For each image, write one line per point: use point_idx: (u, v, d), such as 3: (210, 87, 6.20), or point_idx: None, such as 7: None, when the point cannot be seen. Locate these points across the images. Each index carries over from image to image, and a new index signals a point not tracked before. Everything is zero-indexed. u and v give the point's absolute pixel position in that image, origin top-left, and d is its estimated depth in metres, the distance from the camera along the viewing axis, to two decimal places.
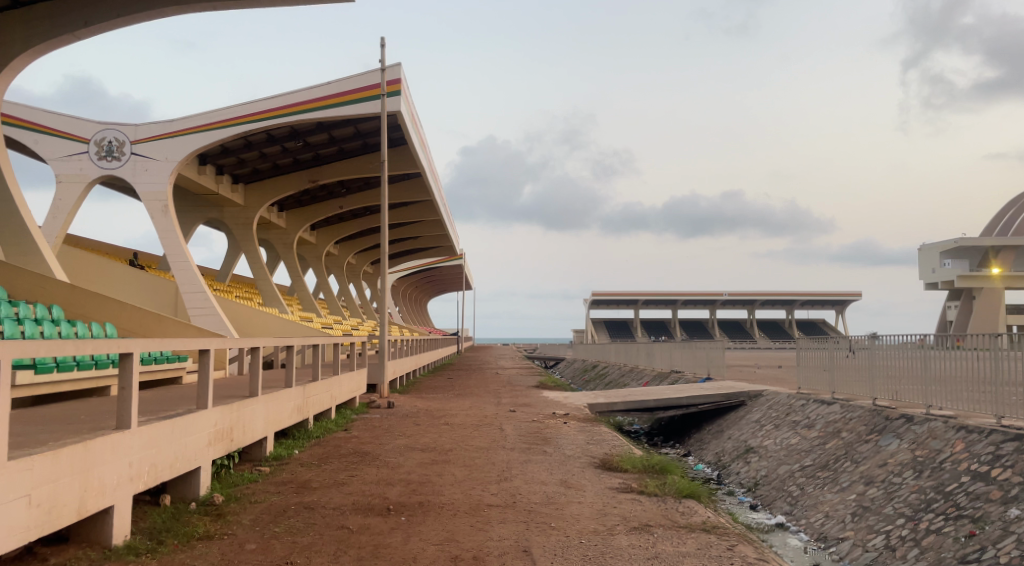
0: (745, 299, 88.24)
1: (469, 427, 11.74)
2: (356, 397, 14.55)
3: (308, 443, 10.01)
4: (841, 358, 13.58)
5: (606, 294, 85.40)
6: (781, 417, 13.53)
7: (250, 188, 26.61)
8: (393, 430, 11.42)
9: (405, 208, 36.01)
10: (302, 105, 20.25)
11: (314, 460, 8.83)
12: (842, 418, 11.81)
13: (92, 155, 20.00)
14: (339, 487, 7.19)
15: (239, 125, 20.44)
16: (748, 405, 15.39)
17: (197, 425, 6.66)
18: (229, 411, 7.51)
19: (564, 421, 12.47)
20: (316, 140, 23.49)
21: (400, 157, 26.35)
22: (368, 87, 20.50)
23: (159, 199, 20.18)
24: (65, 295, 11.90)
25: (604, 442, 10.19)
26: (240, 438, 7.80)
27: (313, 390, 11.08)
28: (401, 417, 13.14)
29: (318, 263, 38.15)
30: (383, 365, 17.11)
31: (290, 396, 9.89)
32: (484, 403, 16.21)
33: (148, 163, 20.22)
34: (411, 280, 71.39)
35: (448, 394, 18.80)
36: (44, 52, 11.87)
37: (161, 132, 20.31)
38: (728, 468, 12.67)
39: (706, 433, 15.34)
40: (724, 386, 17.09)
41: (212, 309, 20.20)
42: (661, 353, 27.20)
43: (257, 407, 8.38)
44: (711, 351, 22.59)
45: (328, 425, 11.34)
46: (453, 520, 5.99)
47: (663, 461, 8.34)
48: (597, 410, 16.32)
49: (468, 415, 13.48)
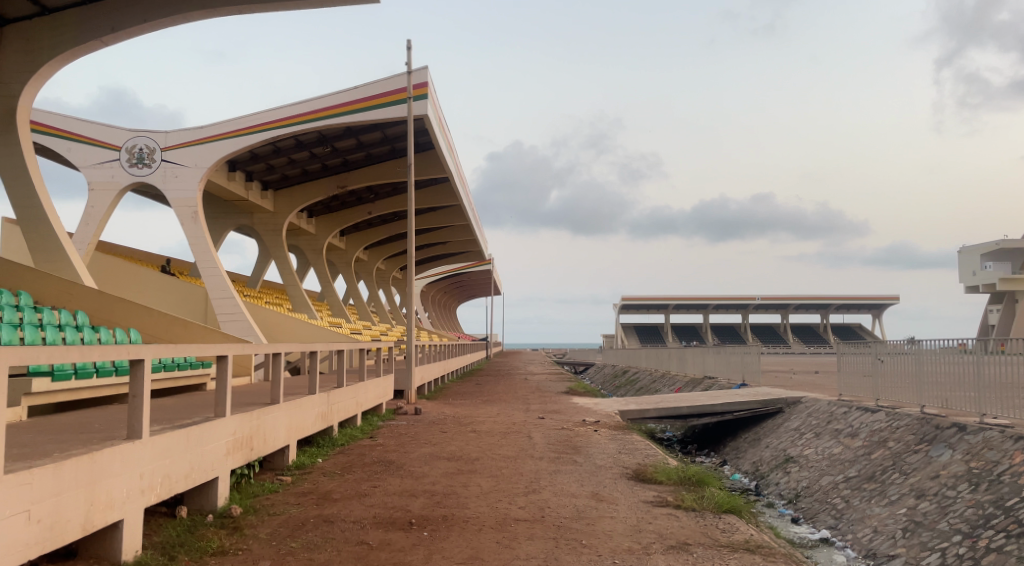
0: (779, 303, 86.54)
1: (497, 435, 11.42)
2: (382, 403, 14.34)
3: (332, 451, 9.80)
4: (886, 364, 12.94)
5: (636, 299, 84.42)
6: (823, 426, 12.93)
7: (279, 194, 26.76)
8: (419, 438, 11.15)
9: (432, 213, 35.92)
10: (328, 110, 20.23)
11: (338, 469, 8.60)
12: (888, 427, 11.19)
13: (123, 163, 20.32)
14: (361, 498, 6.92)
15: (266, 131, 20.50)
16: (787, 412, 14.80)
17: (214, 434, 6.47)
18: (249, 419, 7.31)
19: (595, 429, 12.07)
20: (343, 145, 23.49)
21: (428, 162, 26.23)
22: (393, 91, 20.39)
23: (188, 206, 20.33)
24: (92, 301, 11.92)
25: (636, 451, 9.77)
26: (261, 446, 7.60)
27: (338, 397, 10.88)
28: (428, 425, 12.87)
29: (347, 269, 38.27)
30: (410, 371, 16.90)
31: (314, 403, 9.70)
32: (513, 409, 15.87)
33: (178, 170, 20.39)
34: (440, 285, 71.47)
35: (476, 400, 18.51)
36: (73, 59, 11.93)
37: (190, 139, 20.47)
38: (767, 479, 12.14)
39: (742, 442, 14.80)
40: (761, 392, 16.48)
41: (241, 315, 20.24)
42: (693, 358, 26.57)
43: (279, 415, 8.18)
44: (746, 356, 21.91)
45: (353, 433, 11.12)
46: (478, 535, 5.67)
47: (700, 473, 7.91)
48: (628, 418, 15.85)
49: (496, 423, 13.14)
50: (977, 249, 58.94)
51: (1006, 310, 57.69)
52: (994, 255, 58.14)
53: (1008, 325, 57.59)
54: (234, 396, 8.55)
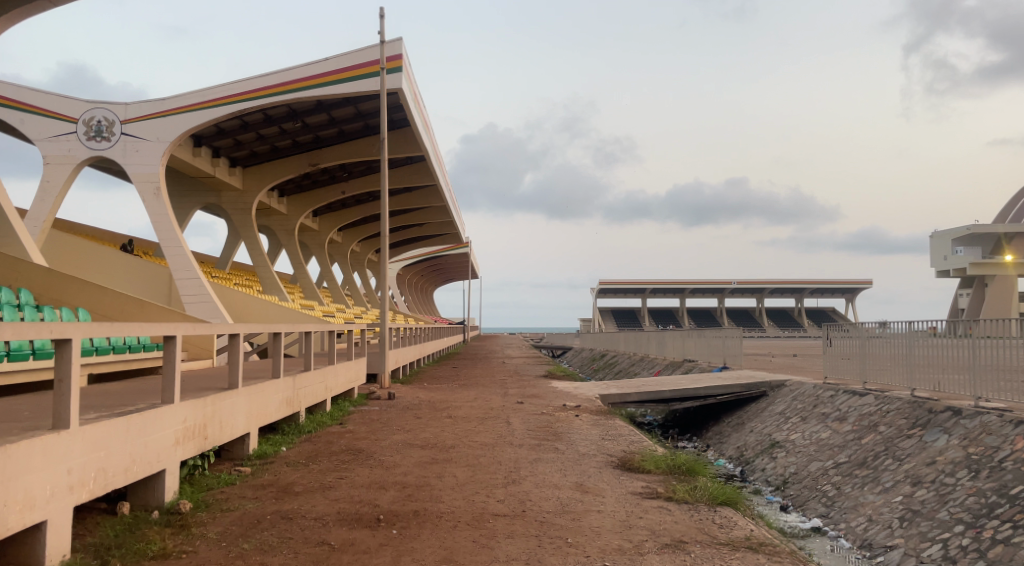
0: (754, 287, 87.10)
1: (474, 421, 10.88)
2: (354, 387, 13.75)
3: (298, 439, 9.18)
4: (875, 346, 12.60)
5: (614, 283, 84.30)
6: (809, 409, 12.62)
7: (248, 172, 25.76)
8: (391, 424, 10.57)
9: (408, 194, 35.07)
10: (299, 82, 19.36)
11: (302, 459, 7.99)
12: (878, 411, 10.86)
13: (80, 135, 19.16)
14: (324, 492, 6.33)
15: (233, 104, 19.56)
16: (771, 396, 14.48)
17: (161, 422, 5.82)
18: (203, 405, 6.66)
19: (576, 414, 11.59)
20: (315, 120, 22.59)
21: (404, 139, 25.43)
22: (367, 63, 19.54)
23: (150, 181, 19.37)
24: (40, 279, 11.16)
25: (621, 438, 9.29)
26: (217, 435, 6.97)
27: (305, 381, 10.25)
28: (402, 410, 12.30)
29: (321, 251, 37.31)
30: (384, 354, 16.28)
31: (279, 388, 9.07)
32: (491, 394, 15.35)
33: (139, 144, 19.38)
34: (417, 269, 70.60)
35: (452, 384, 17.92)
36: (18, 18, 11.03)
37: (151, 111, 19.45)
38: (752, 464, 11.79)
39: (725, 426, 14.49)
40: (744, 376, 16.14)
41: (207, 297, 19.39)
42: (673, 342, 26.25)
43: (238, 400, 7.54)
44: (727, 340, 21.57)
45: (321, 419, 10.51)
46: (453, 533, 5.13)
47: (691, 462, 7.44)
48: (609, 402, 15.37)
49: (473, 408, 12.58)
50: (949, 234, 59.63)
51: (977, 294, 58.99)
52: (964, 240, 58.96)
53: (977, 308, 58.61)
54: (189, 381, 7.88)
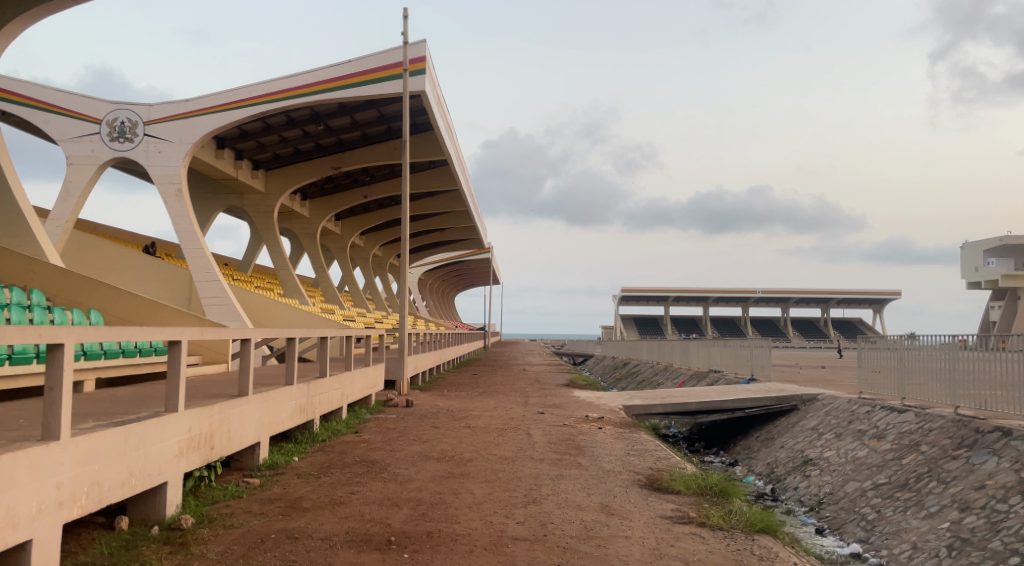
0: (780, 296, 85.67)
1: (493, 432, 10.49)
2: (371, 394, 13.45)
3: (311, 448, 8.88)
4: (914, 360, 11.95)
5: (636, 290, 83.45)
6: (843, 426, 12.03)
7: (271, 175, 25.74)
8: (408, 434, 10.21)
9: (431, 198, 34.89)
10: (321, 84, 19.25)
11: (314, 470, 7.67)
12: (919, 429, 10.27)
13: (104, 136, 19.20)
14: (334, 508, 6.00)
15: (255, 106, 19.48)
16: (802, 410, 13.91)
17: (163, 432, 5.53)
18: (210, 414, 6.36)
19: (599, 426, 11.15)
20: (337, 123, 22.46)
21: (426, 143, 25.22)
22: (390, 65, 19.33)
23: (172, 183, 19.35)
24: (56, 280, 11.07)
25: (647, 454, 8.84)
26: (224, 445, 6.67)
27: (319, 388, 9.94)
28: (419, 419, 11.96)
29: (342, 255, 37.26)
30: (402, 361, 15.97)
31: (292, 395, 8.78)
32: (511, 403, 14.96)
33: (161, 145, 19.36)
34: (438, 274, 70.55)
35: (472, 392, 17.56)
36: (39, 16, 10.94)
37: (174, 112, 19.45)
38: (783, 482, 11.25)
39: (754, 440, 13.94)
40: (774, 389, 15.56)
41: (227, 299, 19.29)
42: (697, 351, 25.62)
43: (247, 408, 7.24)
44: (755, 350, 20.94)
45: (336, 427, 10.20)
46: (468, 559, 4.75)
47: (724, 482, 6.99)
48: (633, 414, 14.89)
49: (492, 418, 12.21)
50: (981, 245, 57.97)
51: (1009, 306, 57.01)
52: (997, 251, 57.32)
53: (1009, 322, 56.64)
54: (199, 387, 7.62)
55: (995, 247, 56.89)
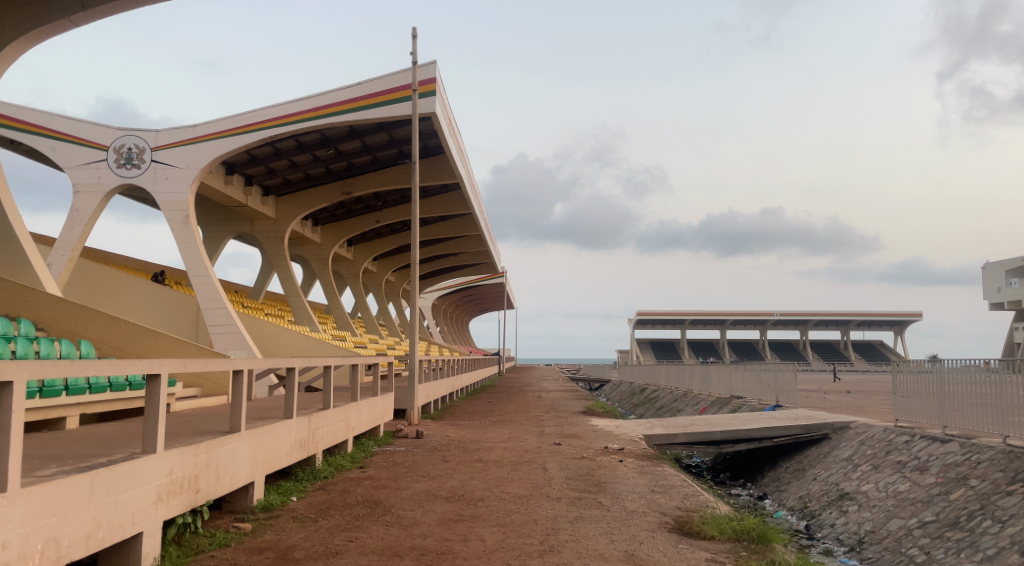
0: (798, 319, 84.33)
1: (507, 466, 9.86)
2: (380, 425, 12.87)
3: (312, 486, 8.33)
4: (956, 385, 11.14)
5: (651, 313, 82.47)
6: (881, 457, 11.23)
7: (281, 201, 25.53)
8: (416, 469, 9.60)
9: (443, 223, 34.56)
10: (330, 107, 19.08)
11: (312, 512, 7.09)
12: (966, 461, 9.45)
13: (111, 163, 19.08)
14: (329, 559, 5.41)
15: (264, 130, 19.31)
16: (834, 439, 13.13)
17: (137, 476, 5.03)
18: (194, 454, 5.89)
19: (619, 459, 10.48)
20: (347, 147, 22.25)
21: (438, 167, 24.93)
22: (399, 87, 19.10)
23: (179, 210, 19.12)
24: (51, 310, 10.77)
25: (673, 491, 8.15)
26: (211, 487, 6.15)
27: (322, 421, 9.39)
28: (429, 451, 11.35)
29: (355, 280, 36.94)
30: (412, 390, 15.39)
31: (292, 429, 8.25)
32: (526, 433, 14.31)
33: (169, 171, 19.20)
34: (452, 299, 70.20)
35: (485, 421, 16.92)
36: (40, 39, 10.73)
37: (182, 138, 19.30)
38: (819, 518, 10.45)
39: (783, 471, 13.18)
40: (803, 416, 14.76)
41: (234, 327, 18.90)
42: (718, 376, 24.78)
43: (240, 446, 6.73)
44: (780, 374, 20.13)
45: (339, 462, 9.63)
46: None
47: (761, 526, 6.32)
48: (655, 444, 14.17)
49: (506, 450, 11.56)
50: (1002, 265, 56.36)
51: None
52: (1020, 271, 55.82)
53: None
54: (189, 424, 7.12)
55: (1017, 266, 55.32)
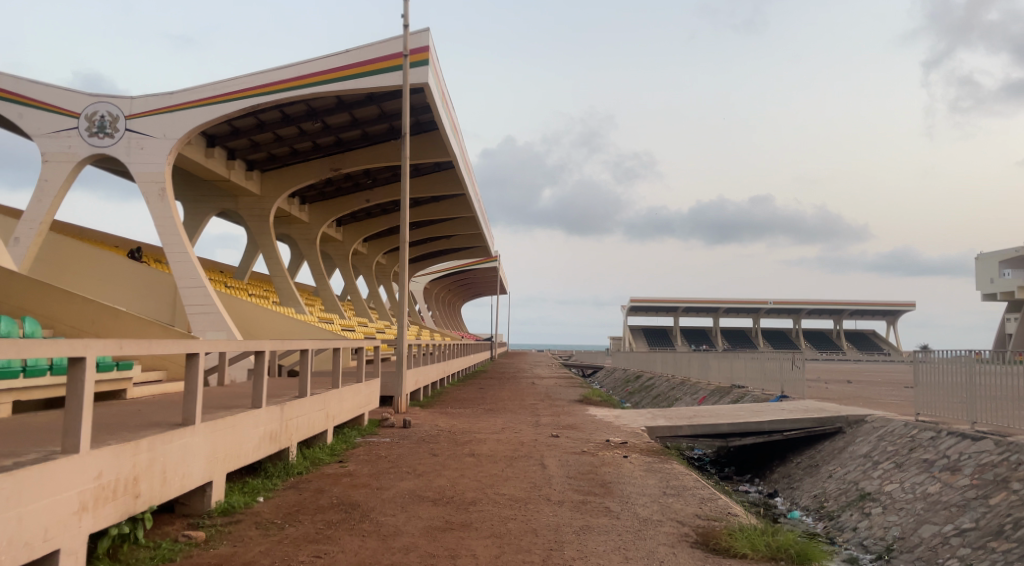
0: (791, 307, 83.88)
1: (502, 461, 8.97)
2: (364, 414, 11.96)
3: (282, 484, 7.40)
4: (985, 378, 10.31)
5: (645, 300, 81.65)
6: (903, 455, 10.40)
7: (267, 177, 24.43)
8: (401, 464, 8.70)
9: (435, 203, 33.49)
10: (316, 76, 18.01)
11: (278, 517, 6.17)
12: (1004, 460, 8.57)
13: (82, 131, 17.89)
14: None
15: (245, 99, 18.20)
16: (849, 434, 12.33)
17: (53, 483, 4.13)
18: (133, 453, 4.97)
19: (624, 455, 9.61)
20: (335, 120, 21.15)
21: (431, 144, 23.88)
22: (389, 56, 18.04)
23: (155, 181, 18.02)
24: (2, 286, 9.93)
25: (687, 493, 7.30)
26: (155, 491, 5.23)
27: (297, 411, 8.46)
28: (417, 443, 10.44)
29: (344, 262, 35.88)
30: (400, 376, 14.47)
31: (260, 420, 7.30)
32: (520, 423, 13.44)
33: (144, 141, 18.08)
34: (445, 283, 69.29)
35: (477, 409, 16.02)
36: None
37: (158, 106, 18.19)
38: (838, 520, 9.63)
39: (794, 467, 12.39)
40: (814, 408, 13.94)
41: (212, 307, 17.90)
42: (718, 365, 23.97)
43: (193, 442, 5.81)
44: (784, 364, 19.29)
45: (316, 457, 8.69)
46: None
47: (797, 542, 5.46)
48: (658, 436, 13.34)
49: (499, 442, 10.67)
50: (995, 256, 55.81)
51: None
52: (1013, 262, 55.25)
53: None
54: (138, 416, 6.17)
55: (1012, 257, 54.67)
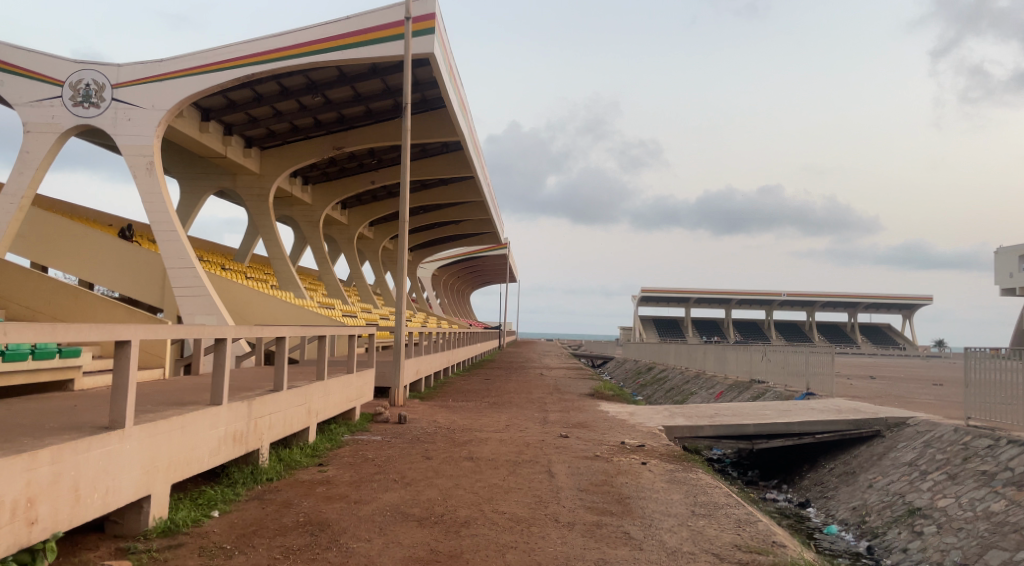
0: (805, 300, 82.24)
1: (503, 467, 7.87)
2: (356, 408, 10.90)
3: (244, 494, 6.34)
4: None
5: (655, 291, 80.27)
6: (957, 465, 9.20)
7: (266, 154, 23.36)
8: (388, 469, 7.61)
9: (443, 186, 32.29)
10: (314, 44, 16.86)
11: (229, 540, 5.09)
12: None
13: (66, 100, 16.75)
14: None
15: (238, 68, 17.07)
16: (890, 439, 11.16)
17: None
18: (29, 468, 3.90)
19: (642, 461, 8.48)
20: (336, 94, 20.00)
21: (438, 121, 22.68)
22: (393, 24, 16.86)
23: (142, 155, 16.95)
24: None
25: (720, 515, 6.15)
26: (62, 515, 4.15)
27: (270, 408, 7.38)
28: (411, 443, 9.36)
29: (349, 247, 34.84)
30: (397, 366, 13.38)
31: (219, 420, 6.23)
32: (526, 420, 12.34)
33: (131, 112, 17.01)
34: (453, 271, 68.31)
35: (480, 403, 14.99)
36: None
37: (146, 75, 17.12)
38: (884, 539, 8.46)
39: (827, 474, 11.23)
40: (848, 409, 12.74)
41: (202, 290, 16.89)
42: (736, 358, 22.71)
43: (123, 451, 4.75)
44: (810, 359, 18.02)
45: (291, 461, 7.63)
46: None
47: None
48: (676, 437, 12.21)
49: (502, 444, 9.56)
50: (1016, 249, 53.96)
51: None
52: None
53: None
54: (64, 417, 5.11)
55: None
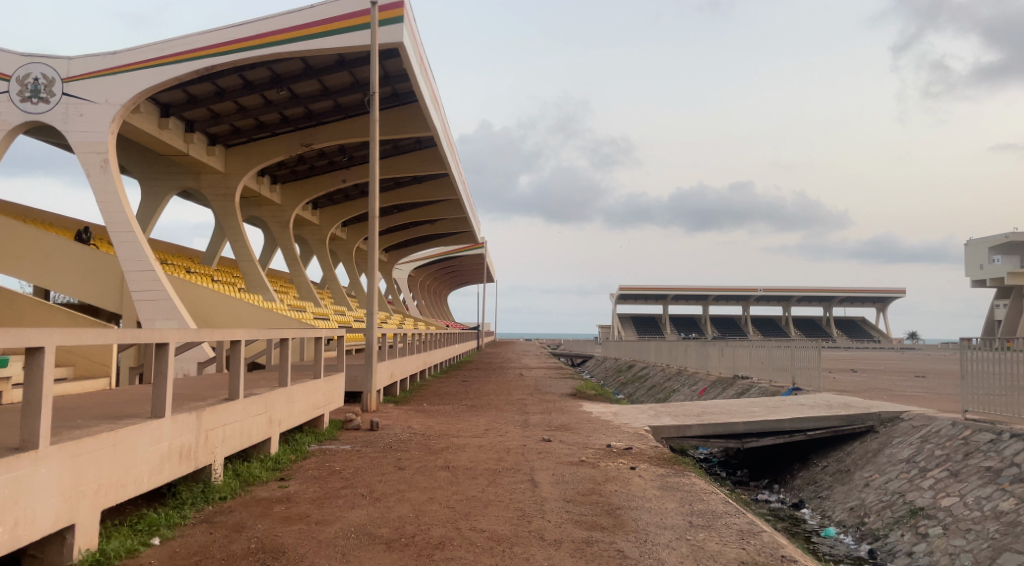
0: (782, 295, 82.74)
1: (481, 477, 7.26)
2: (324, 415, 10.21)
3: (192, 517, 5.64)
4: None
5: (634, 288, 80.19)
6: (958, 461, 8.79)
7: (231, 152, 22.48)
8: (356, 483, 6.96)
9: (417, 184, 31.54)
10: (277, 34, 16.09)
11: None
12: None
13: (12, 95, 15.74)
14: None
15: (197, 59, 16.22)
16: (884, 434, 10.78)
17: None
18: None
19: (631, 466, 7.91)
20: (304, 88, 19.22)
21: (409, 116, 21.99)
22: (361, 12, 16.16)
23: (96, 152, 16.04)
24: None
25: (721, 526, 5.60)
26: None
27: (224, 418, 6.69)
28: (381, 452, 8.70)
29: (321, 248, 33.94)
30: (369, 370, 12.69)
31: (162, 435, 5.53)
32: (505, 423, 11.73)
33: (83, 107, 16.08)
34: (430, 271, 67.47)
35: (458, 406, 14.35)
36: None
37: (99, 67, 16.20)
38: (887, 543, 8.00)
39: (820, 473, 10.80)
40: (839, 404, 12.32)
41: (162, 293, 16.08)
42: (719, 354, 22.31)
43: (36, 476, 4.06)
44: (795, 353, 17.64)
45: (248, 476, 6.93)
46: None
47: None
48: (663, 438, 11.70)
49: (480, 450, 8.95)
50: (986, 241, 54.62)
51: (1013, 305, 53.18)
52: (1003, 248, 53.99)
53: (1015, 322, 51.93)
54: None
55: (1001, 243, 53.46)
